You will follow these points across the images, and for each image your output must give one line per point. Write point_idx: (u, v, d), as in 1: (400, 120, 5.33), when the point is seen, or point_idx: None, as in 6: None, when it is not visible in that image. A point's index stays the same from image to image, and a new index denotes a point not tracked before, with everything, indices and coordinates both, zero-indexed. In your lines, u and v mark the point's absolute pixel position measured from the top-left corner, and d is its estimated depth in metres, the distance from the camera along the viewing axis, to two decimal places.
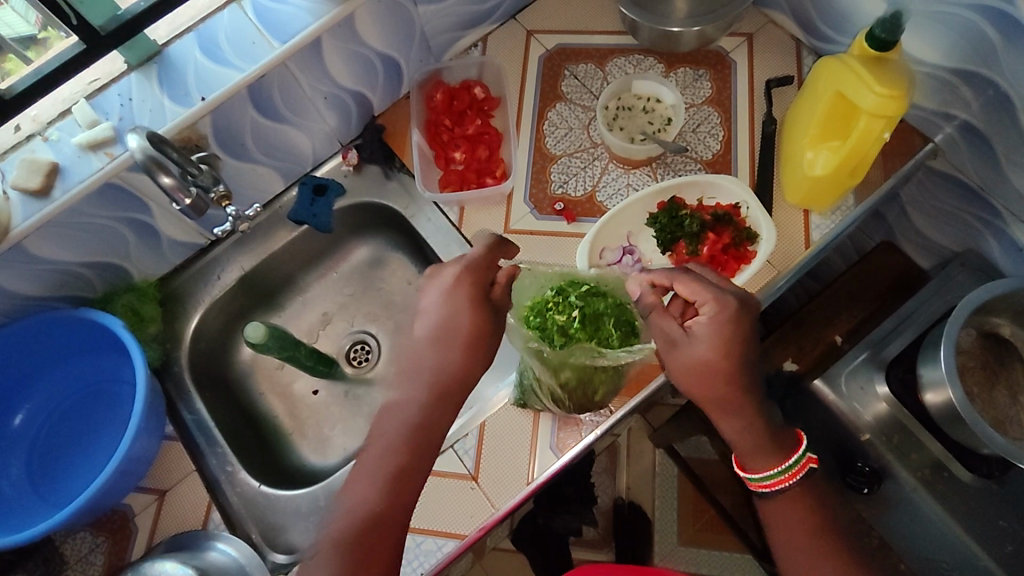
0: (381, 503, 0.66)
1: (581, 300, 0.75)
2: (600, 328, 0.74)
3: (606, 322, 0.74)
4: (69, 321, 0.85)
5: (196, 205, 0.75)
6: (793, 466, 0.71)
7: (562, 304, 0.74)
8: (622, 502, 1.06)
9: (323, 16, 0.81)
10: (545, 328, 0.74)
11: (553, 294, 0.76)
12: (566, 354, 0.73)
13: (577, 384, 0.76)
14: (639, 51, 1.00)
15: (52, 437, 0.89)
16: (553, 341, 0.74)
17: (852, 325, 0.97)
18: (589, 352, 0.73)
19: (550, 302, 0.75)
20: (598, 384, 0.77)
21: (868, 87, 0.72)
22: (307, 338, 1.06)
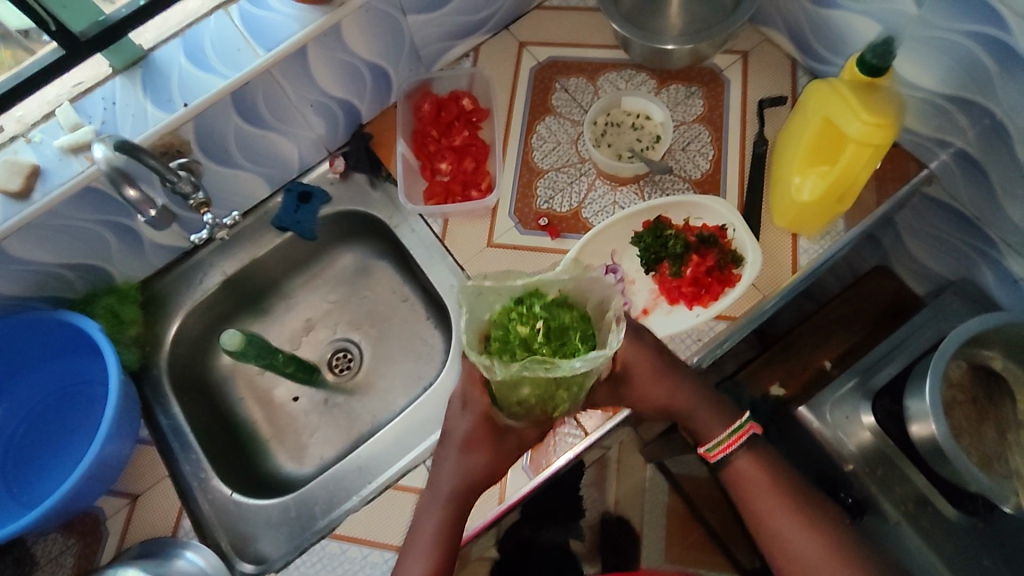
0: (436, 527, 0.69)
1: (547, 310, 0.55)
2: (565, 347, 0.54)
3: (577, 334, 0.55)
4: (47, 322, 0.85)
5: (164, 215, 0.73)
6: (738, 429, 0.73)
7: (524, 313, 0.54)
8: (609, 518, 0.94)
9: (308, 25, 0.80)
10: (503, 344, 0.54)
11: (514, 301, 0.56)
12: (518, 366, 0.50)
13: (534, 400, 0.59)
14: (631, 66, 0.98)
15: (30, 438, 0.89)
16: (508, 357, 0.53)
17: (845, 348, 0.95)
18: (546, 364, 0.50)
19: (509, 310, 0.55)
20: (555, 402, 0.60)
21: (855, 114, 0.70)
22: (290, 345, 1.05)
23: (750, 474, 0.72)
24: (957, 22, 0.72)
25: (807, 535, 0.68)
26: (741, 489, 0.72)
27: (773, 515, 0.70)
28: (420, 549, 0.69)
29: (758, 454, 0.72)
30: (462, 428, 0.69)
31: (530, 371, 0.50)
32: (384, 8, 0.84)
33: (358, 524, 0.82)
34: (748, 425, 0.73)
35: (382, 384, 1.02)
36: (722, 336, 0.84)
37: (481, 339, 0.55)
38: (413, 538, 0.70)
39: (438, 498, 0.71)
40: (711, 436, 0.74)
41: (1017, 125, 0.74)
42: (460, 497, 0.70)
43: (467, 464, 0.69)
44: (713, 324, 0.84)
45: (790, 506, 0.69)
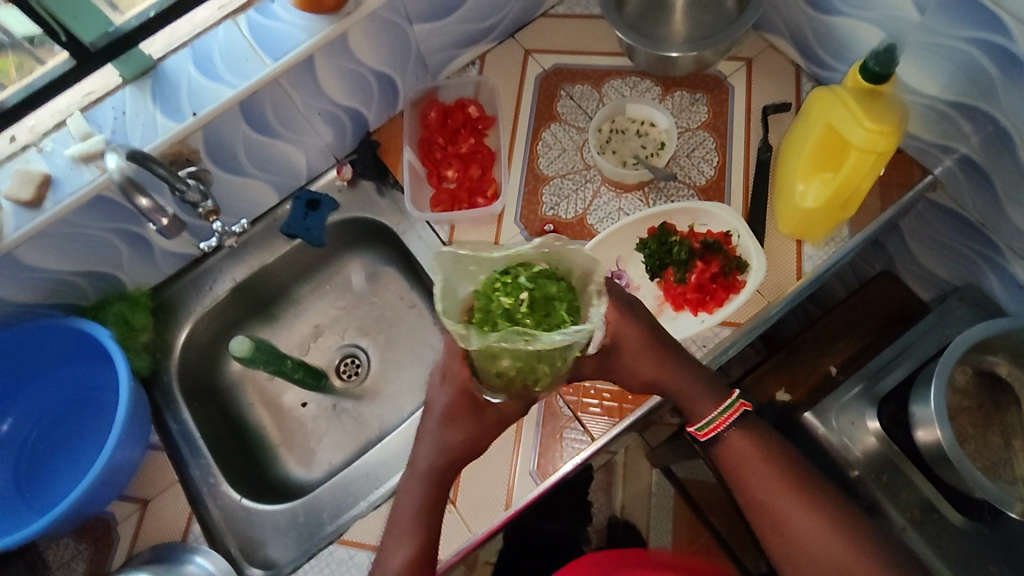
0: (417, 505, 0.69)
1: (532, 282, 0.56)
2: (549, 318, 0.54)
3: (562, 308, 0.55)
4: (59, 329, 0.86)
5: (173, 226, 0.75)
6: (729, 407, 0.72)
7: (509, 284, 0.56)
8: (616, 521, 0.93)
9: (315, 34, 0.81)
10: (486, 316, 0.55)
11: (500, 273, 0.57)
12: (496, 336, 0.51)
13: (514, 373, 0.58)
14: (636, 73, 0.99)
15: (42, 443, 0.90)
16: (489, 327, 0.54)
17: (849, 354, 0.96)
18: (523, 336, 0.51)
19: (495, 283, 0.56)
20: (538, 377, 0.58)
21: (857, 121, 0.70)
22: (298, 350, 1.06)
23: (743, 452, 0.71)
24: (960, 30, 0.72)
25: (807, 512, 0.67)
26: (734, 468, 0.71)
27: (772, 492, 0.68)
28: (405, 529, 0.68)
29: (751, 432, 0.72)
30: (440, 401, 0.68)
31: (507, 341, 0.51)
32: (390, 17, 0.85)
33: (366, 529, 0.83)
34: (739, 402, 0.72)
35: (390, 390, 1.03)
36: (727, 342, 0.84)
37: (464, 309, 0.56)
38: (392, 521, 0.69)
39: (413, 479, 0.70)
40: (701, 415, 0.72)
41: (1019, 131, 0.74)
42: (438, 476, 0.70)
43: (445, 441, 0.69)
44: (718, 330, 0.84)
45: (788, 481, 0.68)
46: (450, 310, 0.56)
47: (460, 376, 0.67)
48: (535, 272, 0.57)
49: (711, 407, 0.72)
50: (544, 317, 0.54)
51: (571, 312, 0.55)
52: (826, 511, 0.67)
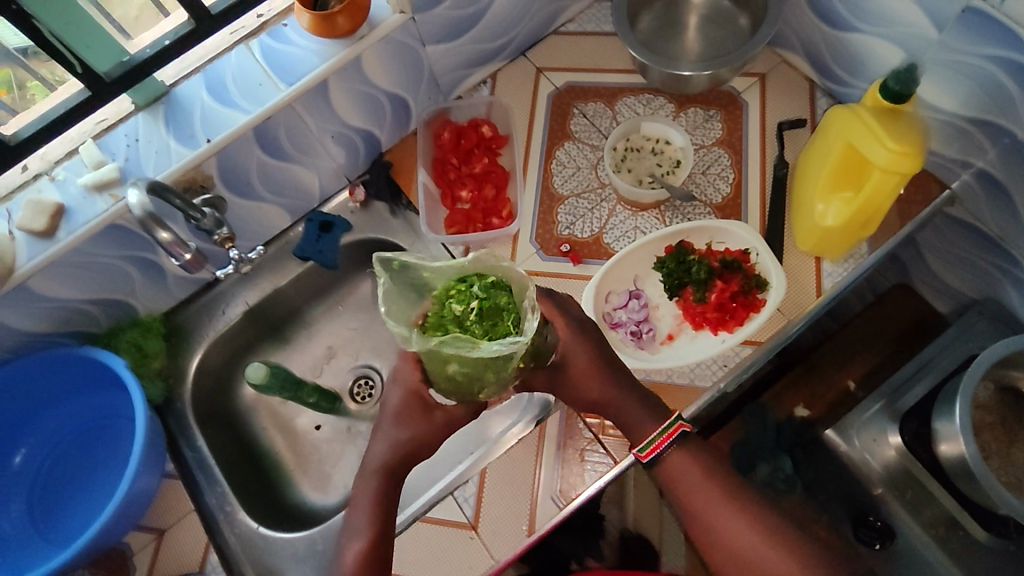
0: (372, 495, 0.69)
1: (483, 291, 0.53)
2: (495, 329, 0.52)
3: (510, 316, 0.53)
4: (72, 358, 0.85)
5: (196, 260, 0.73)
6: (668, 428, 0.71)
7: (463, 292, 0.54)
8: (629, 537, 0.84)
9: (329, 59, 0.81)
10: (436, 321, 0.53)
11: (455, 278, 0.55)
12: (438, 343, 0.50)
13: (462, 380, 0.56)
14: (649, 90, 0.99)
15: (55, 474, 0.89)
16: (438, 333, 0.53)
17: (867, 369, 0.94)
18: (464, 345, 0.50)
19: (448, 289, 0.55)
20: (483, 385, 0.57)
21: (880, 142, 0.69)
22: (311, 372, 1.05)
23: (684, 472, 0.71)
24: (979, 47, 0.72)
25: (748, 526, 0.68)
26: (675, 486, 0.71)
27: (711, 509, 0.69)
28: (359, 521, 0.68)
29: (690, 449, 0.72)
30: (393, 401, 0.70)
31: (449, 349, 0.50)
32: (403, 39, 0.85)
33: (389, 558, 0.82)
34: (677, 424, 0.71)
35: None
36: (748, 362, 0.83)
37: (417, 315, 0.55)
38: (348, 515, 0.69)
39: (368, 472, 0.71)
40: (641, 437, 0.72)
41: None
42: (391, 471, 0.70)
43: (399, 439, 0.69)
44: (739, 349, 0.84)
45: (725, 494, 0.69)
46: (402, 314, 0.55)
47: (411, 379, 0.69)
48: (488, 280, 0.55)
49: (650, 429, 0.72)
50: (492, 325, 0.52)
51: (515, 323, 0.53)
52: (765, 524, 0.68)
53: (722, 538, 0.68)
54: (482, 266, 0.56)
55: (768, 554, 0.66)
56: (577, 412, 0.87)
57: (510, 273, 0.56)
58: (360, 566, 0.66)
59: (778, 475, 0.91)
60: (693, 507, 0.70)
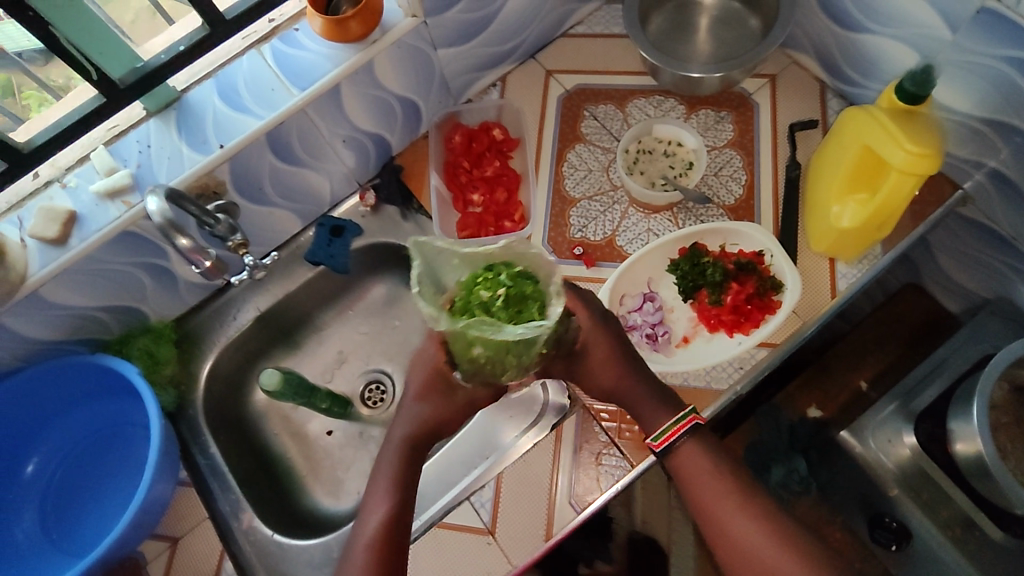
0: (396, 466, 0.68)
1: (511, 279, 0.53)
2: (521, 316, 0.52)
3: (536, 303, 0.53)
4: (85, 366, 0.85)
5: (216, 266, 0.73)
6: (681, 420, 0.71)
7: (491, 279, 0.54)
8: (637, 538, 0.83)
9: (341, 63, 0.80)
10: (463, 305, 0.53)
11: (481, 267, 0.55)
12: (464, 323, 0.49)
13: (484, 361, 0.56)
14: (659, 92, 0.98)
15: (67, 483, 0.88)
16: (464, 316, 0.52)
17: (880, 368, 0.94)
18: (489, 326, 0.49)
19: (475, 276, 0.55)
20: (505, 368, 0.57)
21: (897, 144, 0.69)
22: (321, 377, 1.04)
23: (695, 464, 0.70)
24: (994, 48, 0.71)
25: (752, 521, 0.66)
26: (684, 478, 0.70)
27: (716, 501, 0.67)
28: (382, 491, 0.67)
29: (702, 442, 0.71)
30: (417, 379, 0.69)
31: (475, 330, 0.49)
32: (415, 43, 0.84)
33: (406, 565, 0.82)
34: (689, 416, 0.71)
35: None
36: (763, 364, 0.83)
37: (444, 298, 0.55)
38: (371, 485, 0.68)
39: (387, 452, 0.70)
40: (656, 425, 0.72)
41: None
42: (412, 447, 0.69)
43: (419, 416, 0.69)
44: (755, 351, 0.84)
45: (733, 489, 0.68)
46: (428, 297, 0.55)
47: (436, 356, 0.67)
48: (515, 270, 0.55)
49: (665, 418, 0.72)
50: (518, 311, 0.52)
51: (540, 310, 0.53)
52: (774, 522, 0.66)
53: (729, 534, 0.66)
54: (512, 254, 0.56)
55: (775, 553, 0.64)
56: (593, 415, 0.86)
57: (535, 261, 0.55)
58: (383, 542, 0.64)
59: (793, 477, 0.91)
60: (703, 501, 0.68)
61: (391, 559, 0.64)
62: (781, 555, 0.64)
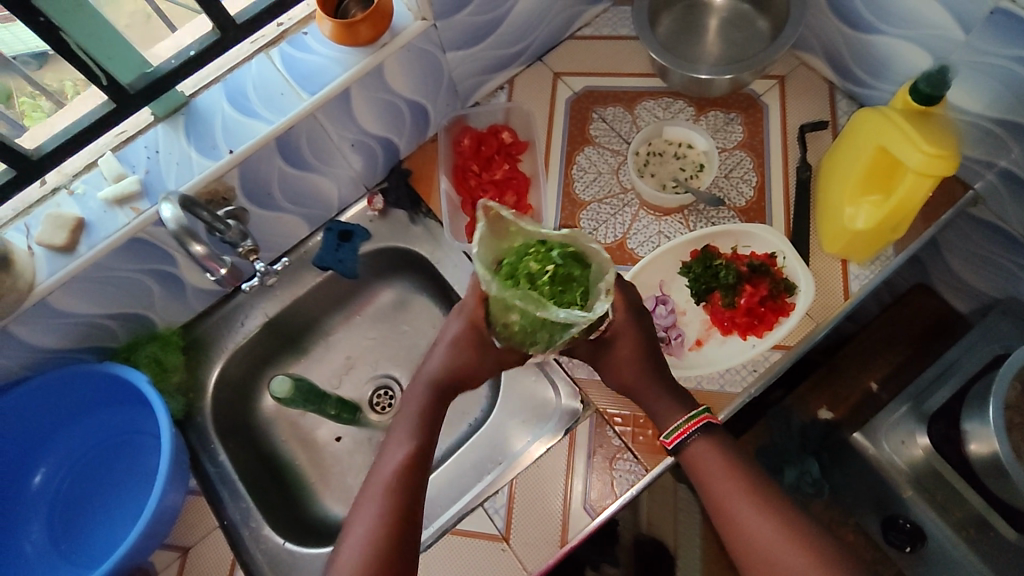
0: (419, 408, 0.71)
1: (562, 259, 0.55)
2: (563, 296, 0.54)
3: (582, 288, 0.54)
4: (93, 375, 0.84)
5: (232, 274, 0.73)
6: (693, 417, 0.70)
7: (542, 254, 0.55)
8: (643, 540, 0.83)
9: (351, 67, 0.80)
10: (511, 272, 0.55)
11: (536, 240, 0.57)
12: (510, 293, 0.51)
13: (518, 330, 0.58)
14: (668, 94, 0.98)
15: (75, 493, 0.88)
16: (510, 283, 0.54)
17: (889, 370, 0.95)
18: (533, 302, 0.51)
19: (528, 247, 0.56)
20: (535, 341, 0.59)
21: (914, 145, 0.68)
22: (330, 383, 1.03)
23: (707, 461, 0.68)
24: (1007, 48, 0.71)
25: (765, 519, 0.63)
26: (697, 477, 0.68)
27: (729, 499, 0.65)
28: (406, 431, 0.69)
29: (717, 441, 0.69)
30: (452, 329, 0.71)
31: (518, 302, 0.51)
32: (424, 46, 0.83)
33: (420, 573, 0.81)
34: (702, 413, 0.70)
35: None
36: (777, 366, 0.83)
37: (496, 261, 0.57)
38: (396, 424, 0.71)
39: (417, 391, 0.72)
40: (669, 423, 0.71)
41: None
42: (441, 390, 0.72)
43: (449, 363, 0.71)
44: (769, 354, 0.83)
45: (747, 487, 0.65)
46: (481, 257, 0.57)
47: (472, 306, 0.68)
48: (569, 250, 0.56)
49: (677, 416, 0.71)
50: (563, 292, 0.53)
51: (584, 297, 0.54)
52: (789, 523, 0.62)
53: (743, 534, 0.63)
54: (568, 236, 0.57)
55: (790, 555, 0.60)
56: (606, 420, 0.86)
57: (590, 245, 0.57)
58: (403, 469, 0.66)
59: (806, 479, 0.91)
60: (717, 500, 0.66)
61: (408, 486, 0.65)
62: (795, 555, 0.60)
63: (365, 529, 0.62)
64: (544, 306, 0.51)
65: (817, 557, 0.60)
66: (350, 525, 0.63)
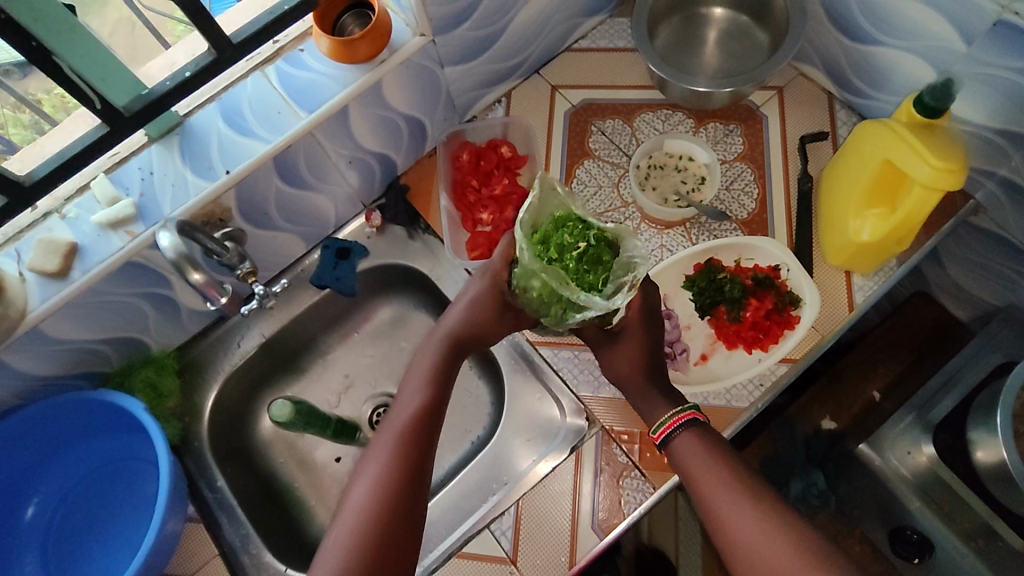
0: (437, 358, 0.71)
1: (596, 241, 0.56)
2: (586, 276, 0.55)
3: (607, 273, 0.56)
4: (86, 401, 0.82)
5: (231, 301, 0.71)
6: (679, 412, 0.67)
7: (578, 231, 0.56)
8: (644, 549, 0.81)
9: (349, 84, 0.78)
10: (544, 239, 0.56)
11: (576, 214, 0.57)
12: (541, 269, 0.54)
13: (533, 295, 0.59)
14: (667, 106, 0.98)
15: (71, 523, 0.85)
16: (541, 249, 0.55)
17: (890, 379, 0.94)
18: (558, 281, 0.54)
19: (568, 218, 0.57)
20: (546, 311, 0.60)
21: (922, 159, 0.68)
22: (328, 403, 1.01)
23: (701, 464, 0.63)
24: (1009, 59, 0.71)
25: (755, 515, 0.59)
26: (684, 473, 0.65)
27: (714, 492, 0.61)
28: (420, 381, 0.69)
29: (709, 441, 0.65)
30: (473, 290, 0.72)
31: (545, 277, 0.54)
32: (423, 62, 0.82)
33: None
34: (688, 409, 0.67)
35: None
36: (784, 380, 0.82)
37: (530, 225, 0.58)
38: (410, 374, 0.71)
39: (434, 341, 0.72)
40: (658, 417, 0.69)
41: None
42: (458, 344, 0.72)
43: (466, 322, 0.71)
44: (776, 367, 0.83)
45: (735, 480, 0.61)
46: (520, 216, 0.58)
47: (497, 267, 0.70)
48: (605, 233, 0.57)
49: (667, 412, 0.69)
50: (587, 273, 0.55)
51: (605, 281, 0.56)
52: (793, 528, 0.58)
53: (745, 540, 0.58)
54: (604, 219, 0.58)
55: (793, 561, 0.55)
56: (613, 437, 0.85)
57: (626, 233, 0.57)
58: (417, 420, 0.66)
59: (812, 492, 0.90)
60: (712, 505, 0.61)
61: (424, 431, 0.65)
62: (786, 551, 0.56)
63: (375, 477, 0.62)
64: (568, 287, 0.54)
65: (809, 553, 0.56)
66: (360, 473, 0.63)
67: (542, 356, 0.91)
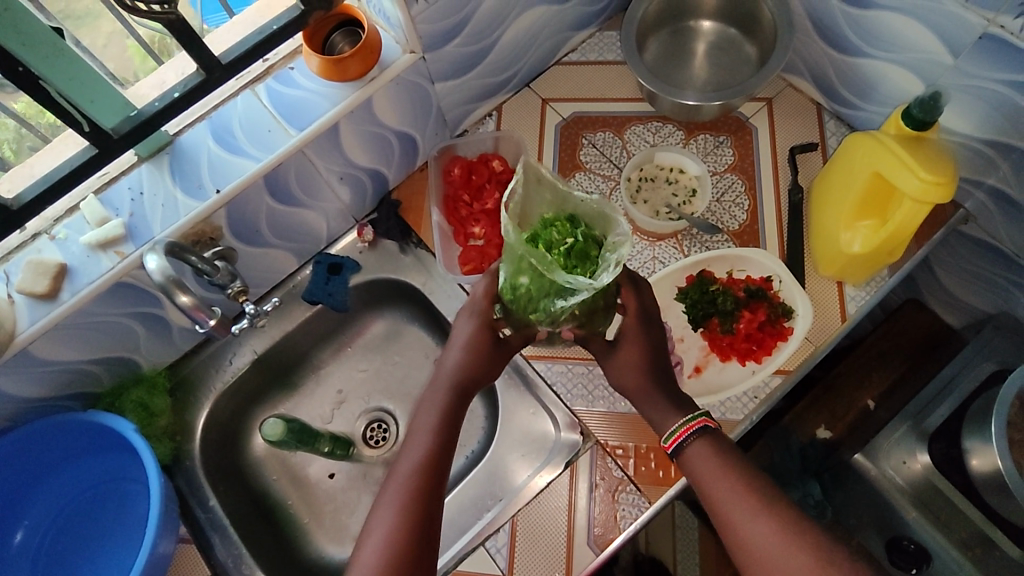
0: (440, 406, 0.69)
1: (581, 236, 0.58)
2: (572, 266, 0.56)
3: (594, 267, 0.57)
4: (77, 423, 0.81)
5: (221, 324, 0.71)
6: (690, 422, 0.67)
7: (565, 228, 0.58)
8: (642, 559, 0.84)
9: (339, 101, 0.78)
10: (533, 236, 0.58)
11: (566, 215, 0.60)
12: (525, 248, 0.55)
13: (522, 293, 0.60)
14: (657, 118, 0.98)
15: (63, 546, 0.85)
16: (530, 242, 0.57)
17: (886, 385, 0.95)
18: (545, 262, 0.54)
19: (557, 218, 0.60)
20: (535, 310, 0.60)
21: (912, 172, 0.68)
22: (320, 418, 1.01)
23: (714, 476, 0.63)
24: (995, 71, 0.71)
25: (770, 525, 0.58)
26: (696, 482, 0.64)
27: (728, 502, 0.61)
28: (424, 430, 0.68)
29: (720, 451, 0.65)
30: (466, 332, 0.72)
31: (530, 258, 0.55)
32: (413, 78, 0.82)
33: None
34: (699, 416, 0.67)
35: None
36: (778, 392, 0.81)
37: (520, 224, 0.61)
38: (415, 424, 0.69)
39: (435, 390, 0.70)
40: (666, 428, 0.69)
41: None
42: (462, 390, 0.71)
43: (466, 368, 0.71)
44: (770, 379, 0.82)
45: (750, 493, 0.61)
46: (509, 212, 0.61)
47: (483, 306, 0.72)
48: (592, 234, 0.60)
49: (674, 422, 0.68)
50: (575, 265, 0.57)
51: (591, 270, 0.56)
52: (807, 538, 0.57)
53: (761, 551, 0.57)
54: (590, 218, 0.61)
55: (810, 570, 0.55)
56: (607, 452, 0.84)
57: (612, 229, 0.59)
58: (423, 471, 0.64)
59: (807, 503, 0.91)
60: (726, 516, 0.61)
61: (431, 482, 0.64)
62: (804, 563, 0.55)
63: (385, 535, 0.60)
64: (554, 268, 0.54)
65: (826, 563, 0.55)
66: (368, 532, 0.61)
67: (536, 370, 0.90)
